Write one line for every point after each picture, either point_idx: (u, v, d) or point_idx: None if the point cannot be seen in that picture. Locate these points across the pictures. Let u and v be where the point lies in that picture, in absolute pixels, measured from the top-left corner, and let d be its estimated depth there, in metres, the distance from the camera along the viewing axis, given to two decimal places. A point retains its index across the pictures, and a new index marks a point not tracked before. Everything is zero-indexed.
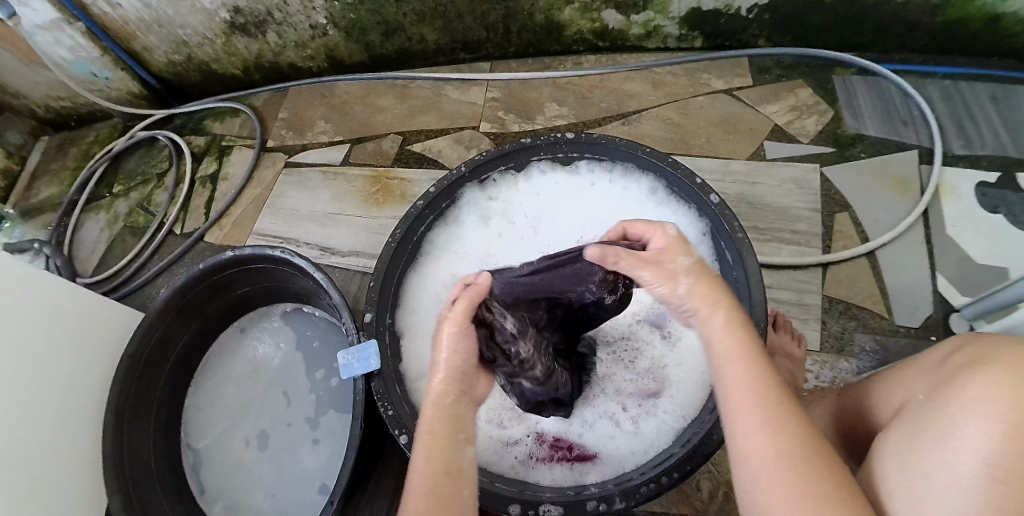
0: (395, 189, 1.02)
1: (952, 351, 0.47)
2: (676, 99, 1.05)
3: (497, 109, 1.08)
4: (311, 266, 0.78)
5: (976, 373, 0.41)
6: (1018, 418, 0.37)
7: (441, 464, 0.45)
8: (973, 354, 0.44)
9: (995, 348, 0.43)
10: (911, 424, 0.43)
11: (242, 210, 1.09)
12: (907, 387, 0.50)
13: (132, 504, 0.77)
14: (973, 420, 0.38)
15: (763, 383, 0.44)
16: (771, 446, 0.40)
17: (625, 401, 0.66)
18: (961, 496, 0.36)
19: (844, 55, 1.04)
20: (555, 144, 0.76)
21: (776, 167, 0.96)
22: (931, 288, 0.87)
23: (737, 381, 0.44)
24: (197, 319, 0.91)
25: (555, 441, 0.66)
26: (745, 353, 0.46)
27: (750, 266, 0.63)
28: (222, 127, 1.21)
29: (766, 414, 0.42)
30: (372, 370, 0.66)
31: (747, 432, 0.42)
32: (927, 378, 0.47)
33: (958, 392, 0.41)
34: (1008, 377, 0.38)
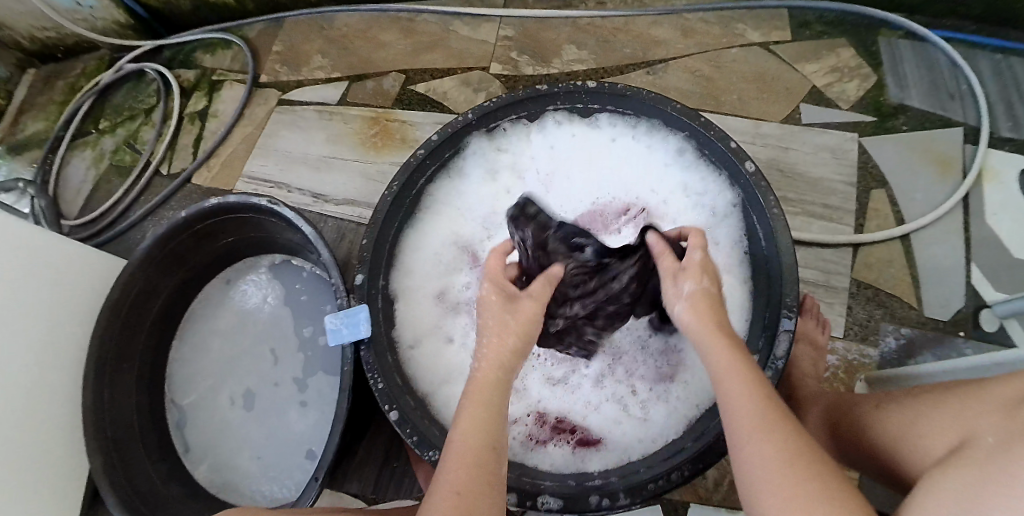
0: (395, 132, 0.95)
1: None
2: (707, 49, 0.96)
3: (509, 49, 0.99)
4: (298, 217, 0.72)
5: None
6: None
7: (486, 436, 0.44)
8: None
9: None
10: (967, 471, 0.36)
11: (232, 150, 1.02)
12: (967, 424, 0.42)
13: (114, 464, 0.74)
14: None
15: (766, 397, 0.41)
16: (765, 451, 0.38)
17: (636, 384, 0.61)
18: None
19: (891, 16, 0.94)
20: (575, 92, 0.69)
21: (810, 134, 0.88)
22: (965, 280, 0.81)
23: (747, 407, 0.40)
24: (180, 270, 0.85)
25: (557, 423, 0.61)
26: (736, 359, 0.44)
27: (784, 247, 0.57)
28: (213, 61, 1.13)
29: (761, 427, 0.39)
30: (361, 338, 0.61)
31: (745, 435, 0.40)
32: (994, 417, 0.40)
33: None
34: None
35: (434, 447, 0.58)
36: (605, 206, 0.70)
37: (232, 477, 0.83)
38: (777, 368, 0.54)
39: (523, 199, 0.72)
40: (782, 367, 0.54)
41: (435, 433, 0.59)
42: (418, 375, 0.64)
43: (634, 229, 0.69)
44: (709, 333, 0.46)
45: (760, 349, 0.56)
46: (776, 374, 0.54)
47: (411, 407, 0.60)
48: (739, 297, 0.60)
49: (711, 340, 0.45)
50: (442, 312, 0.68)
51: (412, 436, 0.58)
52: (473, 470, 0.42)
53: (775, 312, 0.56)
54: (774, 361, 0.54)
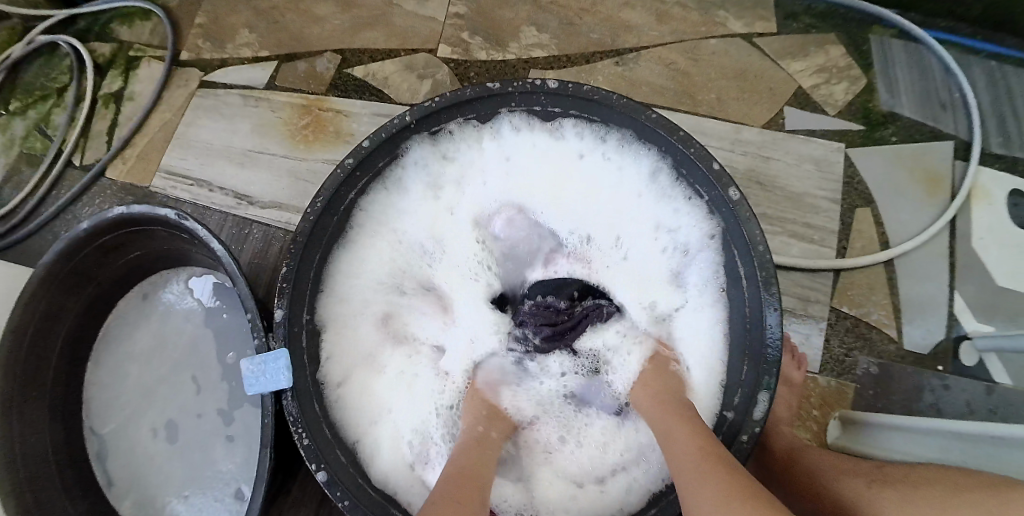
0: (328, 124, 0.82)
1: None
2: (684, 38, 0.84)
3: (460, 29, 0.85)
4: (210, 235, 0.62)
5: None
6: None
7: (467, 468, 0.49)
8: None
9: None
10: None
11: (149, 140, 0.89)
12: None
13: (31, 506, 0.65)
14: None
15: (699, 428, 0.47)
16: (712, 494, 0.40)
17: (591, 454, 0.58)
18: None
19: (885, 12, 0.86)
20: (531, 93, 0.59)
21: (794, 142, 0.78)
22: (947, 308, 0.77)
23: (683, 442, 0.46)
24: (89, 285, 0.75)
25: (503, 494, 0.57)
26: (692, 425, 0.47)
27: (771, 288, 0.50)
28: (131, 33, 1.00)
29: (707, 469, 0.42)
30: (282, 388, 0.52)
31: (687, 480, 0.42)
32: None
33: None
34: None
35: (368, 514, 0.51)
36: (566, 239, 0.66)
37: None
38: (756, 432, 0.48)
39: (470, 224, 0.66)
40: (761, 430, 0.48)
41: (368, 495, 0.52)
42: (348, 419, 0.57)
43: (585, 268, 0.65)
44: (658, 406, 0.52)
45: (737, 405, 0.51)
46: (754, 440, 0.48)
47: (341, 465, 0.52)
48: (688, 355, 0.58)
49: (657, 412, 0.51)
50: (379, 342, 0.63)
51: (343, 498, 0.50)
52: (466, 484, 0.47)
53: (754, 372, 0.50)
54: (753, 423, 0.48)
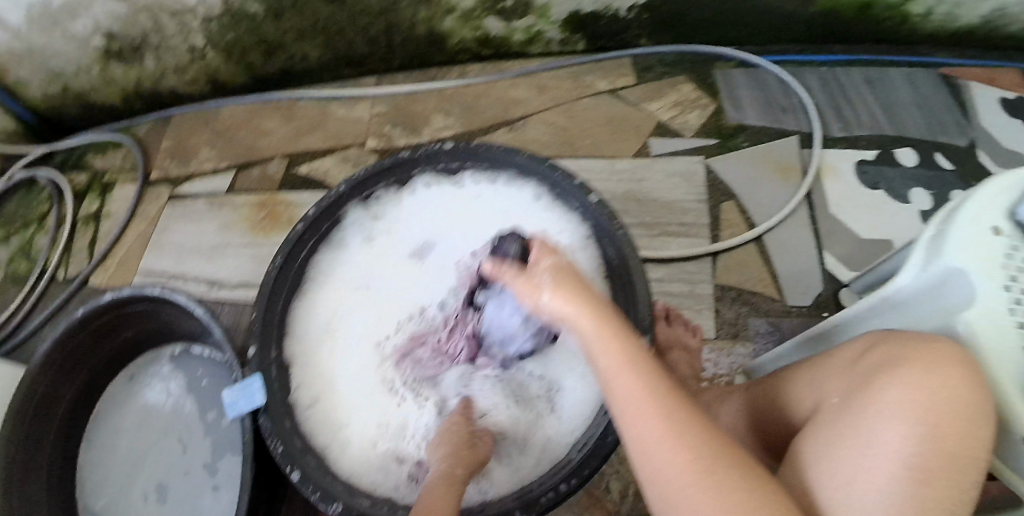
0: (282, 215, 0.95)
1: (865, 350, 0.53)
2: (561, 102, 1.01)
3: (383, 124, 1.01)
4: (207, 312, 0.76)
5: (889, 377, 0.47)
6: (924, 422, 0.43)
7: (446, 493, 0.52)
8: (887, 354, 0.50)
9: (904, 348, 0.49)
10: (834, 418, 0.48)
11: (127, 248, 1.00)
12: (815, 383, 0.56)
13: None
14: (887, 426, 0.44)
15: (636, 359, 0.48)
16: (675, 457, 0.43)
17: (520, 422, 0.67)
18: (893, 486, 0.42)
19: (724, 50, 1.08)
20: (435, 156, 0.75)
21: (660, 163, 0.95)
22: (821, 267, 0.94)
23: (625, 382, 0.47)
24: (81, 371, 0.85)
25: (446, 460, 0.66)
26: (625, 352, 0.48)
27: (633, 262, 0.66)
28: (103, 161, 1.11)
29: (664, 428, 0.44)
30: (258, 405, 0.64)
31: (650, 438, 0.44)
32: (841, 375, 0.53)
33: (876, 398, 0.46)
34: (920, 383, 0.45)
35: (338, 500, 0.61)
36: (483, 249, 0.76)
37: None
38: None
39: (405, 257, 0.78)
40: None
41: (337, 486, 0.62)
42: (317, 433, 0.67)
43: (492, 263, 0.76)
44: (586, 314, 0.50)
45: None
46: None
47: (313, 466, 0.63)
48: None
49: (585, 326, 0.50)
50: (336, 366, 0.72)
51: (316, 492, 0.61)
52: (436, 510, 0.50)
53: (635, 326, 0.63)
54: None
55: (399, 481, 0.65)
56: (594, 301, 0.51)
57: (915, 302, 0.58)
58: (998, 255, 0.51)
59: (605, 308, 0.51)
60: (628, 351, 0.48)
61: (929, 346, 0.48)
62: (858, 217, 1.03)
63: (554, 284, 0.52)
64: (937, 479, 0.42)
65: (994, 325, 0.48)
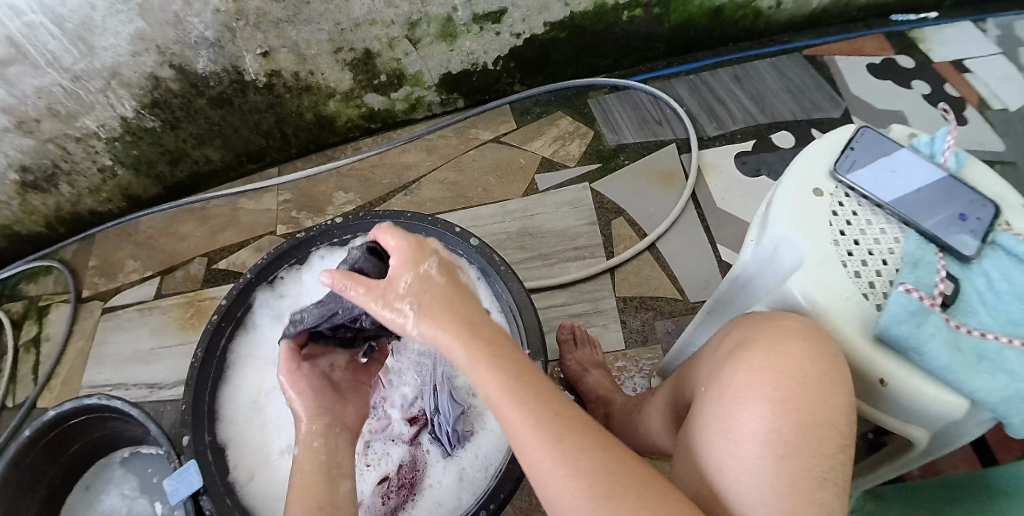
0: (209, 309, 1.01)
1: (728, 337, 0.60)
2: (449, 158, 1.10)
3: (289, 210, 1.08)
4: (141, 413, 0.83)
5: (742, 362, 0.53)
6: (777, 398, 0.49)
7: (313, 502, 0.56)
8: (741, 338, 0.57)
9: (757, 332, 0.55)
10: (705, 406, 0.54)
11: (68, 368, 1.04)
12: (692, 379, 0.63)
13: None
14: (748, 410, 0.50)
15: (513, 379, 0.50)
16: (571, 485, 0.45)
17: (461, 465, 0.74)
18: (760, 463, 0.47)
19: (594, 80, 1.19)
20: (329, 231, 0.83)
21: (548, 196, 1.04)
22: (718, 260, 1.06)
23: (509, 412, 0.49)
24: (38, 489, 0.88)
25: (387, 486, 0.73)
26: (502, 374, 0.50)
27: (515, 292, 0.76)
28: (37, 287, 1.15)
29: (553, 457, 0.46)
30: (197, 487, 0.69)
31: (547, 467, 0.46)
32: (708, 367, 0.60)
33: (733, 384, 0.52)
34: (767, 364, 0.51)
35: None
36: None
37: None
38: None
39: None
40: None
41: None
42: (259, 504, 0.72)
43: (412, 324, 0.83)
44: (457, 339, 0.51)
45: None
46: None
47: None
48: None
49: (479, 368, 0.50)
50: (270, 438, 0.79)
51: None
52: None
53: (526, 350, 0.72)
54: None
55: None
56: (470, 327, 0.52)
57: (757, 275, 0.64)
58: (824, 217, 0.59)
59: (479, 330, 0.52)
60: (518, 382, 0.50)
61: (770, 327, 0.54)
62: (742, 206, 1.14)
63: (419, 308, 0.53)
64: (797, 449, 0.47)
65: (826, 278, 0.56)
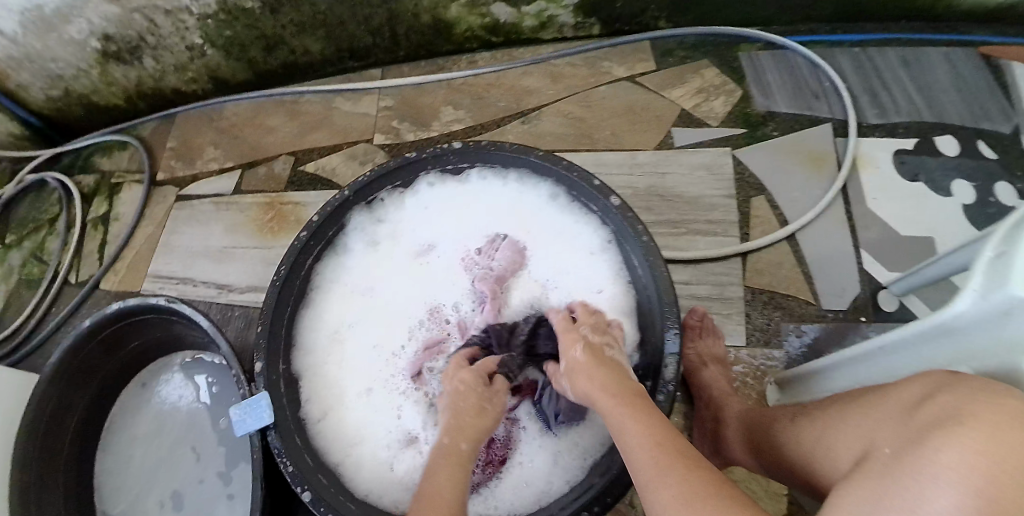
0: (289, 215, 0.92)
1: (929, 395, 0.44)
2: (577, 91, 0.96)
3: (390, 118, 0.97)
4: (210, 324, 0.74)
5: (952, 435, 0.37)
6: (993, 494, 0.33)
7: None
8: (953, 403, 0.40)
9: (974, 401, 0.39)
10: (878, 481, 0.39)
11: (136, 252, 0.99)
12: (869, 435, 0.48)
13: None
14: (942, 493, 0.34)
15: (638, 411, 0.50)
16: (665, 498, 0.43)
17: (557, 447, 0.64)
18: None
19: (748, 32, 1.02)
20: (443, 156, 0.70)
21: (685, 155, 0.90)
22: (858, 268, 0.90)
23: (631, 430, 0.49)
24: (94, 380, 0.84)
25: (472, 457, 0.64)
26: (634, 407, 0.51)
27: (658, 272, 0.62)
28: (110, 163, 1.09)
29: (656, 472, 0.45)
30: (267, 425, 0.61)
31: (645, 483, 0.45)
32: (896, 430, 0.45)
33: (927, 458, 0.37)
34: (990, 445, 0.35)
35: None
36: (489, 243, 0.72)
37: None
38: (669, 391, 0.58)
39: (408, 257, 0.74)
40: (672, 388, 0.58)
41: (349, 508, 0.59)
42: (327, 449, 0.65)
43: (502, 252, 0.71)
44: (599, 377, 0.54)
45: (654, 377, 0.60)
46: (670, 397, 0.58)
47: (324, 486, 0.60)
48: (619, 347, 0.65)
49: (604, 392, 0.53)
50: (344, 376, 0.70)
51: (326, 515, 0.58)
52: None
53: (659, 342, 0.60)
54: (666, 383, 0.58)
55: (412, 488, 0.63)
56: (615, 376, 0.54)
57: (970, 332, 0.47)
58: None
59: (623, 378, 0.54)
60: (635, 408, 0.51)
61: (1007, 401, 0.37)
62: (902, 205, 0.96)
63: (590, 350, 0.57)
64: None
65: None
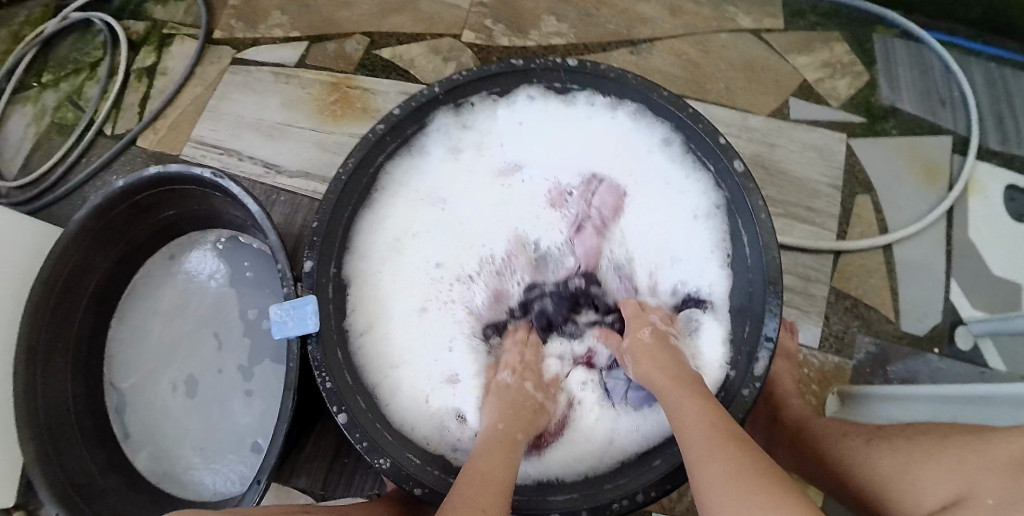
0: (356, 101, 0.84)
1: None
2: (695, 31, 0.86)
3: (483, 17, 0.87)
4: (252, 202, 0.65)
5: None
6: None
7: (488, 480, 0.44)
8: None
9: None
10: None
11: (180, 112, 0.91)
12: (970, 481, 0.42)
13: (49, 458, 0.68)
14: None
15: (694, 395, 0.46)
16: (715, 470, 0.38)
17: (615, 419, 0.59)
18: None
19: (886, 12, 0.90)
20: (553, 70, 0.63)
21: (799, 131, 0.82)
22: (943, 294, 0.81)
23: (687, 412, 0.44)
24: (121, 243, 0.79)
25: None
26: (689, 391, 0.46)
27: (771, 254, 0.54)
28: (164, 12, 1.01)
29: (706, 447, 0.40)
30: (309, 332, 0.56)
31: (696, 458, 0.40)
32: (1002, 483, 0.40)
33: None
34: None
35: (385, 454, 0.53)
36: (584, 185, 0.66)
37: (173, 468, 0.78)
38: (756, 387, 0.51)
39: (489, 172, 0.68)
40: (762, 384, 0.51)
41: (386, 438, 0.55)
42: (366, 367, 0.60)
43: (603, 196, 0.65)
44: (658, 371, 0.49)
45: (739, 365, 0.54)
46: (755, 393, 0.51)
47: (361, 410, 0.55)
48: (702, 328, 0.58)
49: (661, 378, 0.48)
50: (392, 290, 0.64)
51: (361, 440, 0.53)
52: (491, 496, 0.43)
53: (753, 330, 0.55)
54: (754, 380, 0.52)
55: (461, 440, 0.58)
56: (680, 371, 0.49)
57: None
58: None
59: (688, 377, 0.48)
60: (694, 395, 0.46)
61: None
62: None
63: (637, 355, 0.52)
64: None
65: None
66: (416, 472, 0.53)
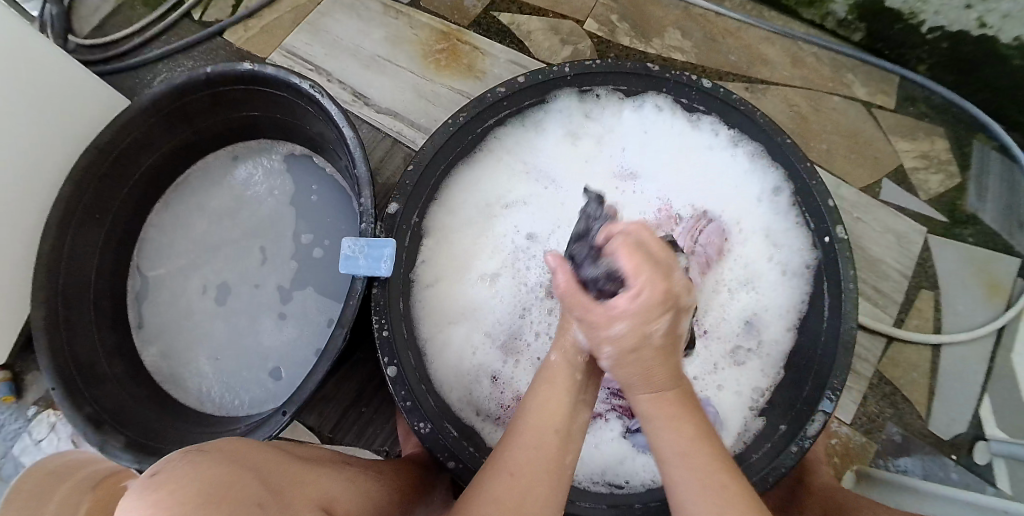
0: (463, 57, 0.83)
1: None
2: (811, 86, 0.87)
3: (610, 11, 0.87)
4: (344, 121, 0.60)
5: None
6: None
7: (548, 433, 0.42)
8: None
9: None
10: None
11: (276, 17, 0.89)
12: None
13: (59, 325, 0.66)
14: None
15: (697, 446, 0.39)
16: None
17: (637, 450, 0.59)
18: None
19: (992, 122, 0.83)
20: (685, 86, 0.62)
21: (884, 212, 0.82)
22: (972, 407, 0.77)
23: (688, 475, 0.38)
24: (187, 130, 0.76)
25: None
26: (685, 432, 0.40)
27: (846, 328, 0.54)
28: None
29: None
30: (378, 275, 0.54)
31: None
32: None
33: None
34: None
35: (424, 419, 0.52)
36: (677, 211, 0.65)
37: (179, 367, 0.76)
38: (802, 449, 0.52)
39: (604, 170, 0.67)
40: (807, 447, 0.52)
41: (429, 402, 0.54)
42: (422, 320, 0.60)
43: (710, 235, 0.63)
44: (651, 390, 0.40)
45: (793, 422, 0.55)
46: (801, 451, 0.52)
47: (410, 367, 0.54)
48: (750, 378, 0.60)
49: (654, 409, 0.40)
50: (468, 254, 0.63)
51: (405, 399, 0.52)
52: (548, 470, 0.41)
53: (810, 395, 0.55)
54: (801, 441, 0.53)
55: (489, 401, 0.58)
56: (677, 389, 0.41)
57: None
58: None
59: (685, 404, 0.41)
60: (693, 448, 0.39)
61: None
62: None
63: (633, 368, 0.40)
64: None
65: None
66: (452, 444, 0.52)
